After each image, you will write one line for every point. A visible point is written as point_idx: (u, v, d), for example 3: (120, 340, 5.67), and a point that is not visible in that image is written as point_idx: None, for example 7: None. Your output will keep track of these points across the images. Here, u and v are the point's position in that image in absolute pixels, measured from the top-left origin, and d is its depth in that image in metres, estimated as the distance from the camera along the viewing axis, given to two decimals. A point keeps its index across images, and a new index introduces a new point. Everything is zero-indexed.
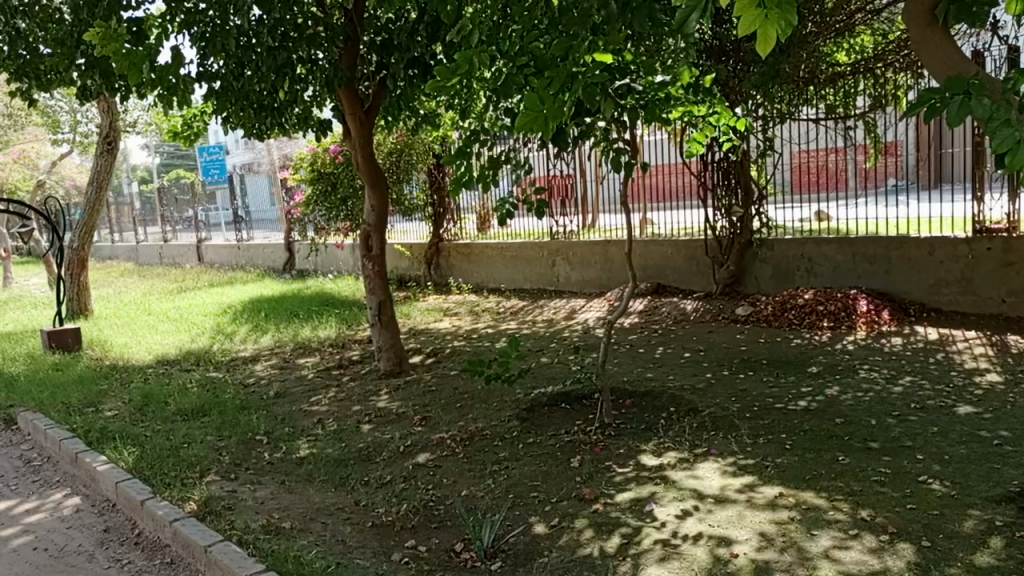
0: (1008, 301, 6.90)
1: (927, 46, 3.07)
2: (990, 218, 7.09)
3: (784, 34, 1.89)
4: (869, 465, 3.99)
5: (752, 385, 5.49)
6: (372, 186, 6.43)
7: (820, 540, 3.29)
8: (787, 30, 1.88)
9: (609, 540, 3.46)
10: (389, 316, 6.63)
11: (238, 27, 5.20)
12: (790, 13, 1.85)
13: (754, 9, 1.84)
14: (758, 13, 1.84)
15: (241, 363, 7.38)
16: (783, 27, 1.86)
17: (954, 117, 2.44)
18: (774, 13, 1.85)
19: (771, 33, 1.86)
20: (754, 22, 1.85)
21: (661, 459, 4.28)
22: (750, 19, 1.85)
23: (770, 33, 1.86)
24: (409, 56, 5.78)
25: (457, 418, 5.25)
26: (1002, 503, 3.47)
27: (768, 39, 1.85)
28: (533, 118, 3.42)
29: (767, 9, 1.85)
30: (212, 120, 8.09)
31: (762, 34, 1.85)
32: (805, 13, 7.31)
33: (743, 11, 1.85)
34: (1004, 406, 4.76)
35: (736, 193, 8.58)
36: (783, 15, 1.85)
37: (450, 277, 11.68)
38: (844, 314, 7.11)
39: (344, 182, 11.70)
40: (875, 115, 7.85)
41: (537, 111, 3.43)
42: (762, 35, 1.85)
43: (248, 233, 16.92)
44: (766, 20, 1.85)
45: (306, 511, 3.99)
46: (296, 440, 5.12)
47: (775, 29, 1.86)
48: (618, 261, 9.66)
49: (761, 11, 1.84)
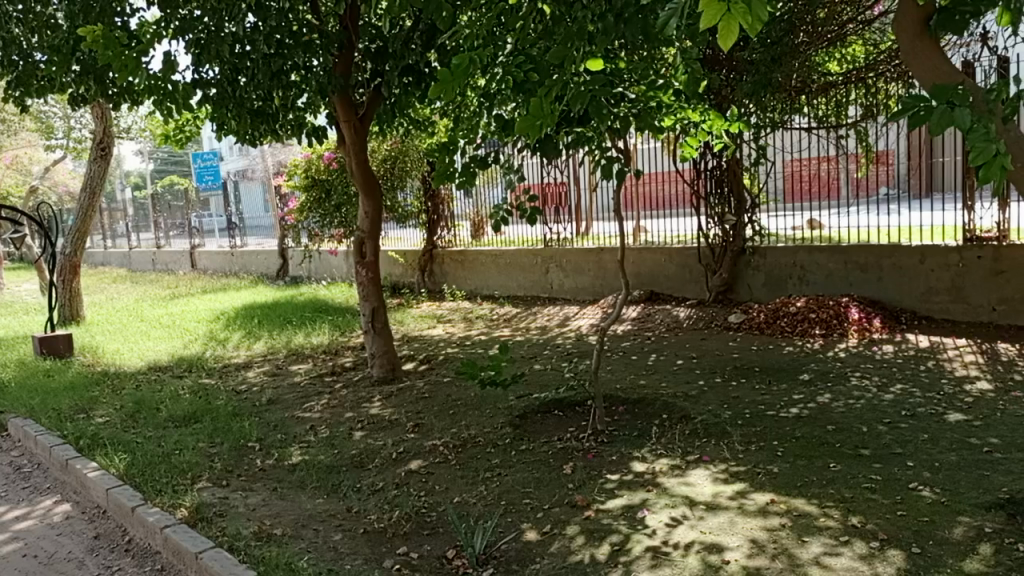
0: (998, 309, 6.92)
1: (916, 55, 3.04)
2: (981, 227, 7.10)
3: (751, 31, 1.84)
4: (860, 472, 4.00)
5: (744, 393, 5.51)
6: (366, 194, 6.42)
7: (811, 546, 3.30)
8: (754, 26, 1.83)
9: (601, 547, 3.47)
10: (383, 323, 6.61)
11: (232, 33, 5.38)
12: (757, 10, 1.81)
13: (717, 3, 1.79)
14: (721, 7, 1.79)
15: (235, 370, 7.34)
16: (750, 21, 1.81)
17: (936, 127, 2.44)
18: (740, 8, 1.80)
19: (735, 25, 1.80)
20: (718, 15, 1.79)
21: (653, 466, 4.29)
22: (713, 13, 1.79)
23: (734, 26, 1.80)
24: (404, 64, 5.79)
25: (450, 424, 5.25)
26: (992, 510, 3.48)
27: (731, 32, 1.79)
28: (533, 122, 3.49)
29: (732, 4, 1.79)
30: (204, 125, 8.05)
31: (725, 27, 1.79)
32: (797, 23, 7.08)
33: (707, 5, 1.80)
34: (994, 413, 4.79)
35: (729, 201, 8.64)
36: (750, 10, 1.81)
37: (444, 284, 11.69)
38: (836, 321, 7.15)
39: (338, 189, 11.71)
40: (868, 124, 7.91)
41: (536, 116, 3.48)
42: (725, 29, 1.80)
43: (242, 240, 16.90)
44: (730, 14, 1.79)
45: (298, 517, 3.98)
46: (288, 446, 5.12)
47: (740, 23, 1.80)
48: (611, 269, 9.67)
49: (725, 7, 1.79)
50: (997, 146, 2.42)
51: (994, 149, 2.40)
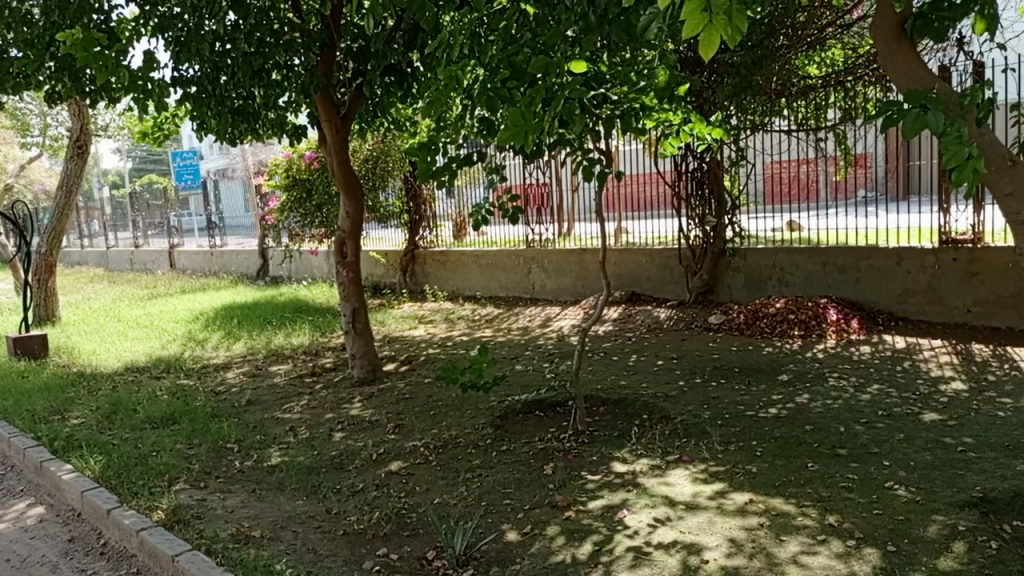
0: (973, 310, 7.03)
1: (891, 59, 3.05)
2: (956, 230, 7.20)
3: (731, 41, 1.86)
4: (837, 472, 4.04)
5: (723, 393, 5.55)
6: (347, 194, 6.38)
7: (789, 545, 3.33)
8: (734, 37, 1.85)
9: (581, 547, 3.47)
10: (363, 323, 6.58)
11: (213, 31, 5.28)
12: (737, 21, 1.84)
13: (700, 13, 1.80)
14: (704, 18, 1.80)
15: (213, 371, 7.28)
16: (730, 32, 1.84)
17: (909, 129, 2.47)
18: (721, 19, 1.82)
19: (716, 36, 1.81)
20: (700, 26, 1.80)
21: (633, 466, 4.30)
22: (695, 23, 1.80)
23: (715, 38, 1.81)
24: (386, 64, 5.77)
25: (431, 425, 5.24)
26: (965, 508, 3.53)
27: (712, 43, 1.81)
28: (515, 132, 3.51)
29: (714, 14, 1.81)
30: (184, 123, 7.98)
31: (706, 38, 1.81)
32: (778, 26, 7.26)
33: (690, 14, 1.80)
34: (968, 413, 4.85)
35: (709, 202, 8.67)
36: (731, 21, 1.83)
37: (426, 284, 11.66)
38: (815, 322, 7.22)
39: (319, 189, 11.65)
40: (846, 127, 7.96)
41: (516, 124, 3.50)
42: (706, 40, 1.81)
43: (222, 239, 16.76)
44: (711, 25, 1.80)
45: (277, 519, 3.95)
46: (267, 447, 5.08)
47: (721, 34, 1.82)
48: (593, 270, 9.69)
49: (707, 17, 1.80)
50: (969, 149, 2.45)
51: (966, 152, 2.44)
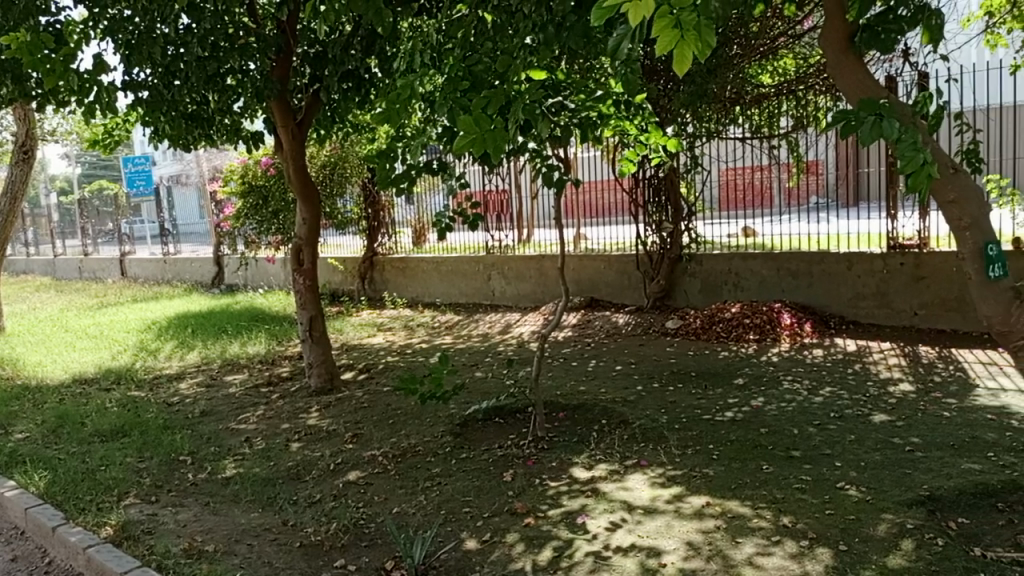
0: (920, 313, 7.23)
1: (839, 69, 3.12)
2: (903, 235, 7.41)
3: (700, 55, 2.01)
4: (791, 473, 4.12)
5: (681, 397, 5.61)
6: (303, 201, 6.31)
7: (744, 547, 3.38)
8: (704, 51, 2.00)
9: (540, 554, 3.48)
10: (320, 331, 6.50)
11: (165, 35, 5.21)
12: (706, 35, 1.98)
13: (672, 30, 1.95)
14: (676, 34, 1.95)
15: (165, 382, 7.12)
16: (700, 47, 1.98)
17: (867, 138, 2.56)
18: (692, 35, 1.96)
19: (688, 51, 1.96)
20: (673, 42, 1.95)
21: (593, 472, 4.32)
22: (668, 40, 1.95)
23: (688, 53, 1.96)
24: (343, 70, 5.70)
25: (389, 434, 5.20)
26: (913, 506, 3.62)
27: (686, 58, 1.96)
28: (471, 140, 3.50)
29: (685, 31, 1.96)
30: (135, 128, 7.81)
31: (680, 54, 1.95)
32: (731, 36, 7.39)
33: (662, 32, 1.96)
34: (915, 413, 4.99)
35: (666, 209, 8.78)
36: (701, 36, 1.98)
37: (385, 291, 11.58)
38: (769, 327, 7.35)
39: (275, 195, 11.50)
40: (798, 135, 8.16)
41: (471, 132, 3.50)
42: (679, 55, 1.95)
43: (175, 247, 16.42)
44: (684, 41, 1.95)
45: (231, 533, 3.88)
46: (222, 459, 4.98)
47: (692, 49, 1.97)
48: (552, 276, 9.73)
49: (679, 33, 1.95)
50: (925, 155, 2.54)
51: (921, 157, 2.52)
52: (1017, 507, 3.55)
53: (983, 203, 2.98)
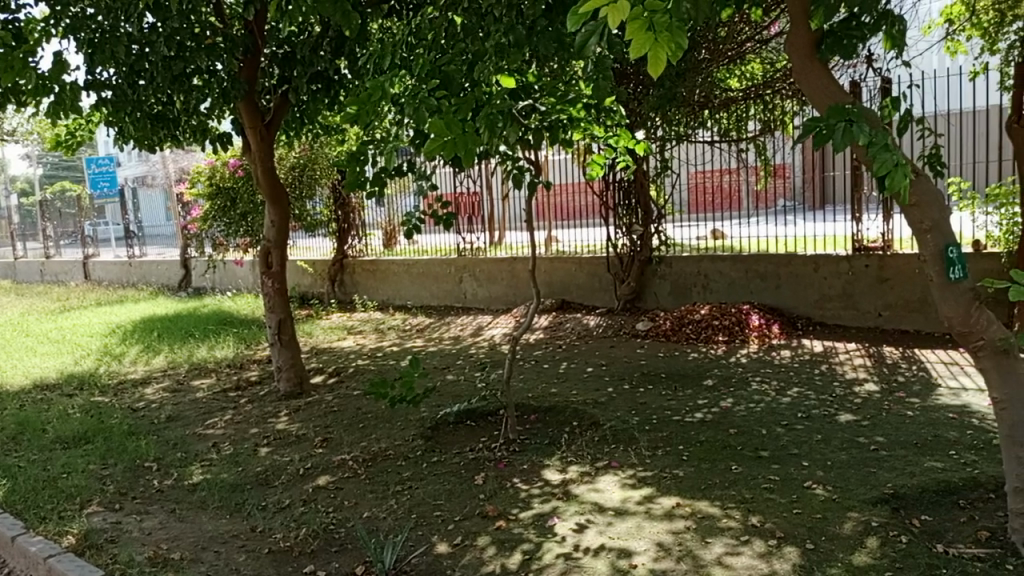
0: (884, 314, 7.36)
1: (805, 74, 3.18)
2: (868, 237, 7.54)
3: (673, 55, 2.08)
4: (759, 473, 4.16)
5: (651, 399, 5.65)
6: (272, 202, 6.24)
7: (714, 547, 3.41)
8: (676, 52, 2.07)
9: (511, 557, 3.47)
10: (289, 335, 6.42)
11: (129, 34, 5.15)
12: (678, 36, 2.05)
13: (645, 33, 1.99)
14: (649, 37, 2.00)
15: (130, 387, 6.98)
16: (673, 48, 2.05)
17: (839, 145, 2.63)
18: (665, 37, 2.02)
19: (662, 53, 2.01)
20: (647, 44, 2.00)
21: (564, 474, 4.32)
22: (642, 43, 1.99)
23: (661, 54, 2.01)
24: (313, 71, 5.66)
25: (360, 438, 5.16)
26: (878, 504, 3.68)
27: (661, 59, 2.01)
28: (441, 143, 3.48)
29: (658, 33, 2.01)
30: (98, 129, 7.67)
31: (655, 55, 2.00)
32: (699, 40, 7.44)
33: (634, 34, 2.00)
34: (880, 413, 5.08)
35: (637, 211, 8.88)
36: (673, 38, 2.05)
37: (355, 294, 11.50)
38: (738, 328, 7.43)
39: (244, 197, 11.36)
40: (765, 139, 8.28)
41: (442, 135, 3.48)
42: (655, 56, 2.00)
43: (141, 249, 16.11)
44: (657, 43, 2.00)
45: (198, 540, 3.82)
46: (188, 465, 4.90)
47: (666, 50, 2.02)
48: (523, 278, 9.74)
49: (652, 36, 2.00)
50: (895, 157, 2.61)
51: (892, 159, 2.59)
52: (978, 504, 3.63)
53: (944, 207, 3.06)
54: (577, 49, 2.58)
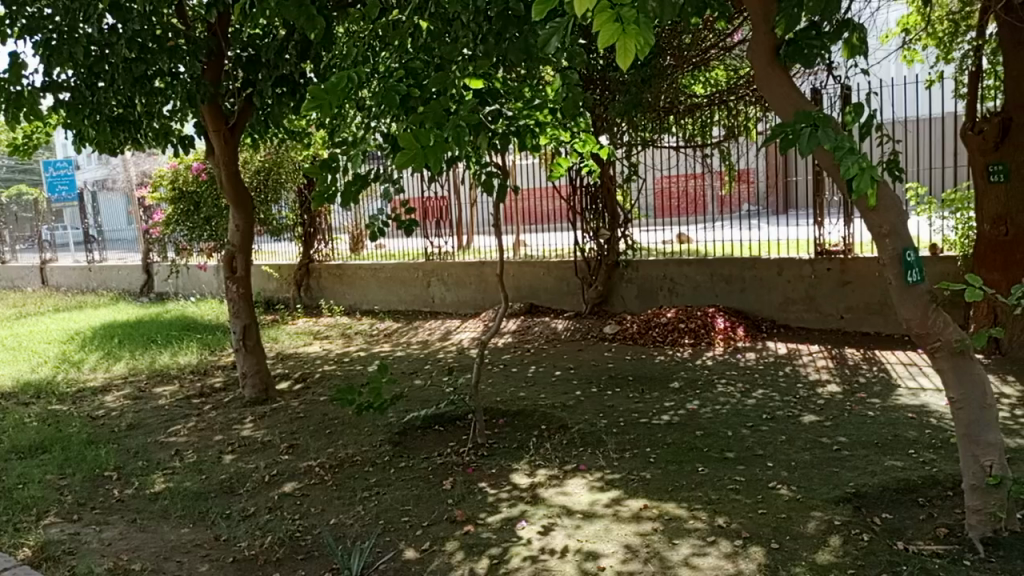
0: (846, 317, 7.50)
1: (765, 80, 3.24)
2: (829, 241, 7.67)
3: (642, 51, 1.99)
4: (725, 474, 4.21)
5: (619, 401, 5.68)
6: (235, 206, 6.14)
7: (680, 548, 3.44)
8: (645, 47, 1.98)
9: (480, 561, 3.46)
10: (254, 340, 6.33)
11: (88, 35, 5.08)
12: (647, 31, 1.96)
13: (612, 24, 1.93)
14: (616, 28, 1.93)
15: (90, 395, 6.83)
16: (642, 43, 1.96)
17: (805, 150, 2.73)
18: (633, 29, 1.95)
19: (630, 45, 1.94)
20: (613, 35, 1.94)
21: (533, 477, 4.33)
22: (609, 33, 1.93)
23: (630, 47, 1.94)
24: (277, 74, 5.64)
25: (327, 444, 5.11)
26: (840, 503, 3.74)
27: (628, 52, 1.94)
28: (411, 157, 3.38)
29: (626, 25, 1.94)
30: (56, 132, 7.51)
31: (622, 47, 1.93)
32: (664, 46, 7.51)
33: (602, 26, 1.94)
34: (842, 414, 5.17)
35: (603, 216, 8.87)
36: (642, 32, 1.96)
37: (321, 299, 11.41)
38: (703, 331, 7.51)
39: (207, 201, 11.19)
40: (730, 144, 8.37)
41: (410, 150, 3.37)
42: (622, 48, 1.94)
43: (101, 254, 15.76)
44: (625, 35, 1.94)
45: (160, 550, 3.74)
46: (150, 474, 4.81)
47: (634, 43, 1.95)
48: (491, 283, 9.73)
49: (619, 27, 1.94)
50: (865, 161, 2.67)
51: (858, 160, 2.65)
52: (936, 502, 3.71)
53: (902, 210, 3.12)
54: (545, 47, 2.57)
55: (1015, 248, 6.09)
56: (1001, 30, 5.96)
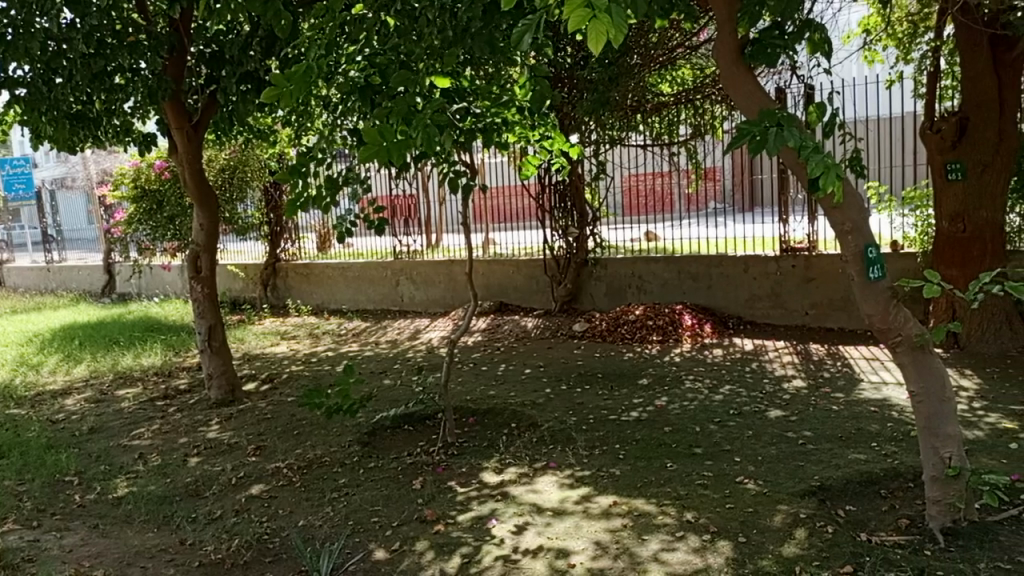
0: (811, 313, 7.63)
1: (730, 79, 3.28)
2: (794, 238, 7.78)
3: (615, 40, 1.93)
4: (693, 470, 4.25)
5: (588, 399, 5.71)
6: (200, 204, 6.04)
7: (650, 544, 3.47)
8: (618, 36, 1.92)
9: (450, 561, 3.45)
10: (220, 341, 6.24)
11: (45, 30, 4.92)
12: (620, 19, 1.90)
13: (582, 9, 1.89)
14: (587, 13, 1.89)
15: (49, 398, 6.67)
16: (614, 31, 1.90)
17: (772, 150, 2.76)
18: (604, 16, 1.90)
19: (602, 32, 1.89)
20: (583, 20, 1.89)
21: (503, 476, 4.33)
22: (579, 18, 1.88)
23: (601, 32, 1.89)
24: (242, 71, 5.57)
25: (295, 445, 5.06)
26: (805, 496, 3.80)
27: (599, 37, 1.89)
28: (373, 151, 3.38)
29: (597, 11, 1.89)
30: (14, 130, 7.35)
31: (593, 32, 1.89)
32: (631, 45, 7.58)
33: (572, 12, 1.90)
34: (807, 408, 5.25)
35: (572, 214, 8.92)
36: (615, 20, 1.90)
37: (288, 299, 11.29)
38: (671, 328, 7.58)
39: (171, 200, 11.01)
40: (696, 143, 8.45)
41: (372, 144, 3.36)
42: (594, 32, 1.89)
43: (60, 254, 15.42)
44: (596, 20, 1.89)
45: (123, 555, 3.67)
46: (113, 478, 4.71)
47: (606, 29, 1.89)
48: (460, 282, 9.71)
49: (590, 12, 1.89)
50: (832, 161, 2.72)
51: (823, 159, 2.71)
52: (898, 493, 3.79)
53: (863, 208, 3.18)
54: (514, 43, 2.54)
55: (973, 244, 6.26)
56: (958, 30, 6.09)
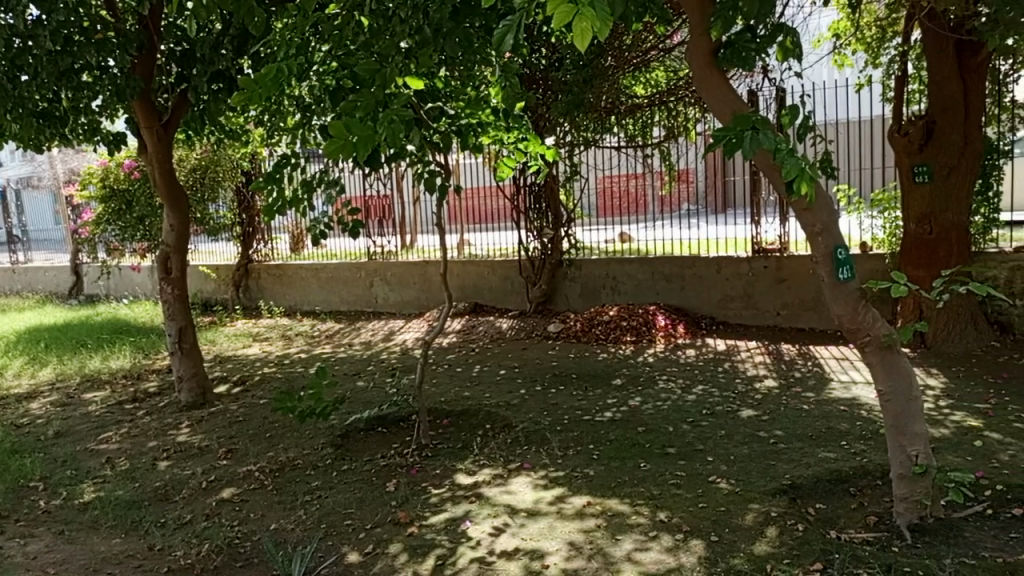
0: (782, 313, 7.72)
1: (703, 81, 3.31)
2: (766, 240, 7.86)
3: (601, 34, 1.94)
4: (667, 470, 4.28)
5: (563, 399, 5.72)
6: (170, 204, 5.95)
7: (623, 544, 3.48)
8: (603, 30, 1.93)
9: (424, 563, 3.44)
10: (191, 343, 6.16)
11: (11, 26, 4.86)
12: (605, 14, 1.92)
13: (565, 4, 1.90)
14: (571, 7, 1.90)
15: (13, 402, 6.53)
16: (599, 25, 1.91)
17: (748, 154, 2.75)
18: (588, 10, 1.90)
19: (586, 27, 1.90)
20: (567, 15, 1.90)
21: (477, 477, 4.32)
22: (564, 12, 1.89)
23: (586, 26, 1.90)
24: (213, 69, 5.50)
25: (267, 448, 5.00)
26: (776, 495, 3.84)
27: (584, 31, 1.90)
28: (340, 145, 3.34)
29: (580, 5, 1.90)
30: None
31: (578, 26, 1.90)
32: (605, 46, 7.66)
33: (556, 7, 1.91)
34: (779, 408, 5.31)
35: (546, 215, 8.92)
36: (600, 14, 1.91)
37: (261, 300, 11.18)
38: (645, 328, 7.63)
39: (140, 200, 10.84)
40: (670, 145, 8.51)
41: (338, 140, 3.32)
42: (578, 27, 1.90)
43: (25, 255, 15.11)
44: (581, 14, 1.90)
45: (90, 562, 3.60)
46: (79, 483, 4.63)
47: (591, 23, 1.90)
48: (435, 282, 9.68)
49: (574, 6, 1.90)
50: (804, 165, 2.77)
51: (797, 163, 2.76)
52: (866, 491, 3.84)
53: (833, 210, 3.23)
54: (495, 45, 2.54)
55: (939, 245, 6.40)
56: (925, 36, 6.20)
